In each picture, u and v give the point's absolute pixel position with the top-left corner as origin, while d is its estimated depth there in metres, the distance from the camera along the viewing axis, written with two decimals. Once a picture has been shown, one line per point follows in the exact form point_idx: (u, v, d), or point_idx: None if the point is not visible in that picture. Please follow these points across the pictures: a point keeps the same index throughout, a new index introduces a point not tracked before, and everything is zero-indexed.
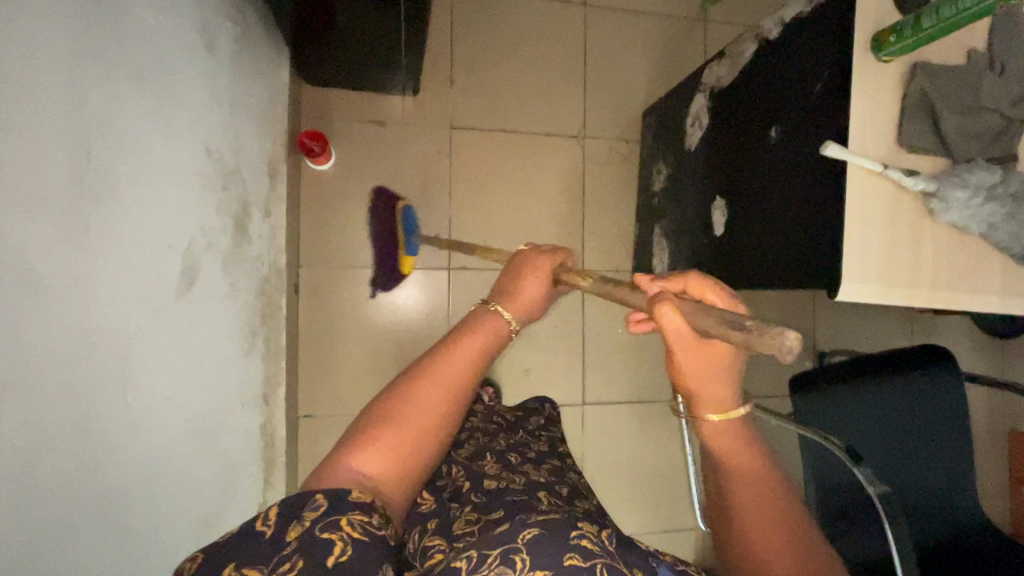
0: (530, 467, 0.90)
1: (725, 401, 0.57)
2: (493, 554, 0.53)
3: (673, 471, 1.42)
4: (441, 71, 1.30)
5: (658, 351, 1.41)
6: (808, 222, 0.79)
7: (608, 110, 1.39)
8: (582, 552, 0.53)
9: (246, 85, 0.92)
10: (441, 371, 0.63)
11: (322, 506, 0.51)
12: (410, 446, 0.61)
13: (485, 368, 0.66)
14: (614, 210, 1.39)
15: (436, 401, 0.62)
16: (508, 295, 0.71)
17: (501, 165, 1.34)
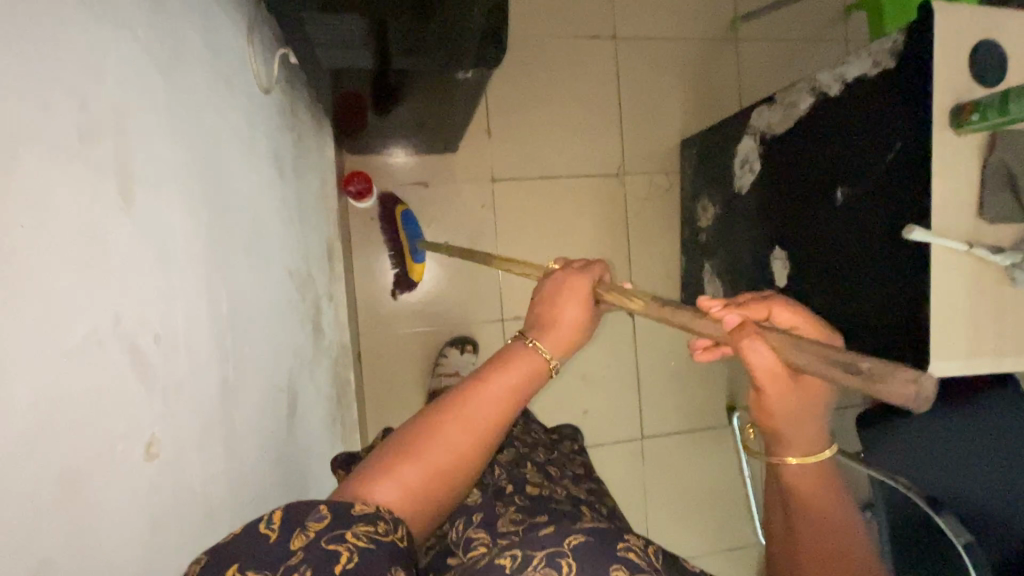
0: (573, 477, 0.82)
1: (812, 439, 0.49)
2: (538, 555, 0.47)
3: (733, 493, 1.46)
4: (478, 124, 1.30)
5: (711, 379, 1.43)
6: (885, 291, 0.79)
7: (646, 143, 1.38)
8: (630, 566, 0.46)
9: (306, 183, 0.93)
10: (473, 398, 0.50)
11: (327, 518, 0.42)
12: (431, 483, 0.47)
13: (520, 408, 0.53)
14: (659, 244, 1.39)
15: (460, 435, 0.49)
16: (548, 322, 0.57)
17: (545, 211, 1.34)
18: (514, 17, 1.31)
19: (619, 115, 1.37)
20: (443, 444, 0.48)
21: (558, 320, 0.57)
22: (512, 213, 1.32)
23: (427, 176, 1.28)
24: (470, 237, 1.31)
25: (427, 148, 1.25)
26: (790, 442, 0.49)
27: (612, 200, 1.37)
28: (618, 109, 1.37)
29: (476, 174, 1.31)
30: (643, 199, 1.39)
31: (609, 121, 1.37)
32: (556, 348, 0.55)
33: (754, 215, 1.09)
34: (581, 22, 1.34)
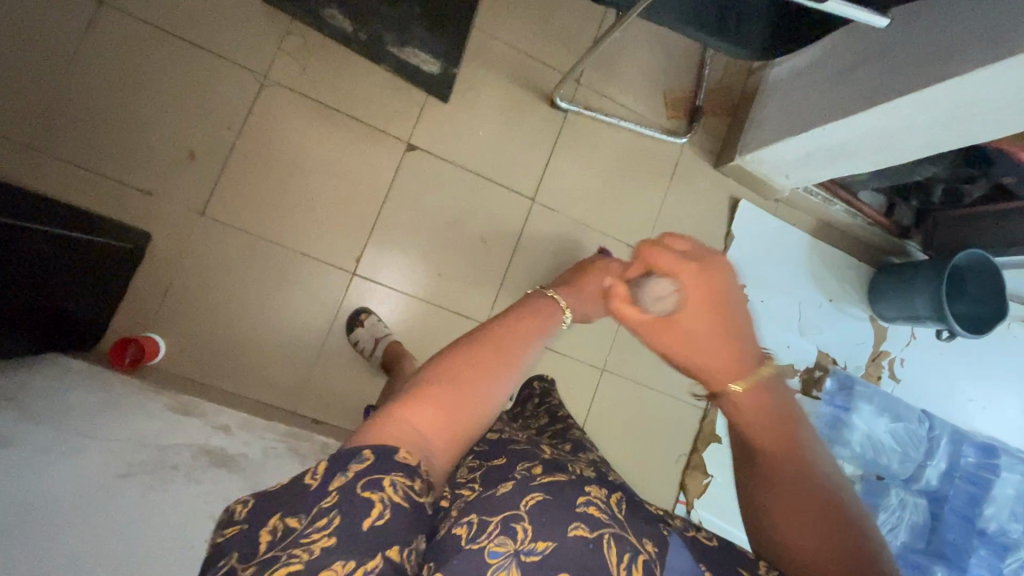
0: (532, 431, 0.87)
1: (731, 366, 0.61)
2: (494, 522, 0.54)
3: (630, 142, 1.45)
4: (131, 197, 1.15)
5: (519, 105, 1.36)
6: None
7: (243, 35, 1.21)
8: (586, 525, 0.54)
9: (66, 405, 0.85)
10: (509, 343, 0.62)
11: (368, 459, 0.50)
12: (464, 416, 0.56)
13: (541, 356, 0.65)
14: (358, 81, 1.26)
15: (497, 373, 0.60)
16: (577, 287, 0.78)
17: (266, 176, 1.22)
18: (16, 99, 1.10)
19: (194, 46, 1.18)
20: (486, 385, 0.58)
21: (583, 287, 0.79)
22: (251, 212, 1.21)
23: (167, 277, 1.16)
24: (253, 265, 1.21)
25: (131, 263, 1.12)
26: (716, 370, 0.62)
27: (289, 103, 1.23)
28: (188, 43, 1.18)
29: (190, 227, 1.18)
30: (303, 71, 1.23)
31: (198, 63, 1.19)
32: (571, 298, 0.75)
33: None
34: (62, 28, 1.12)
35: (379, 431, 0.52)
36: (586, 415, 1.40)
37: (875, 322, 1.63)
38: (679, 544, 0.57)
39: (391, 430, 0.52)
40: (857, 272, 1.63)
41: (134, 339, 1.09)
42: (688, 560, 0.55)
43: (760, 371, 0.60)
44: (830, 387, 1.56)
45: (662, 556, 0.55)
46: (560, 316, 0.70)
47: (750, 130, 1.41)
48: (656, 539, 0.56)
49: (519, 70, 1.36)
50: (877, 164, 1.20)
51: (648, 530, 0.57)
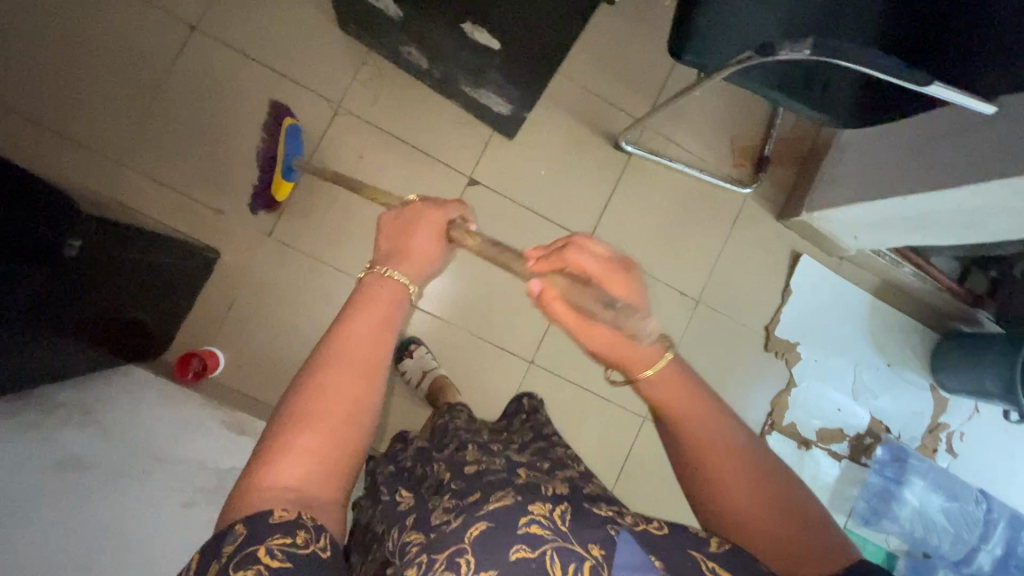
0: (512, 454, 0.83)
1: (648, 353, 0.67)
2: (439, 560, 0.54)
3: (691, 189, 1.42)
4: (205, 214, 1.20)
5: (582, 146, 1.36)
6: None
7: (323, 64, 1.24)
8: (528, 542, 0.53)
9: (140, 417, 0.90)
10: (349, 351, 0.59)
11: (241, 535, 0.49)
12: (329, 440, 0.56)
13: (392, 340, 0.63)
14: (428, 115, 1.28)
15: (349, 382, 0.58)
16: (408, 251, 0.70)
17: (332, 202, 1.25)
18: (109, 116, 1.16)
19: (275, 72, 1.22)
20: (336, 400, 0.57)
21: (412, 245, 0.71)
22: (314, 236, 1.24)
23: (232, 293, 1.21)
24: (313, 288, 1.24)
25: (199, 278, 1.17)
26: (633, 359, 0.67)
27: (360, 133, 1.26)
28: (269, 70, 1.22)
29: (256, 246, 1.22)
30: (374, 102, 1.26)
31: (276, 90, 1.22)
32: (411, 274, 0.69)
33: (422, 19, 0.97)
34: (156, 51, 1.18)
35: (244, 504, 0.52)
36: (623, 461, 1.39)
37: (935, 392, 1.55)
38: (627, 539, 0.56)
39: (254, 495, 0.52)
40: (921, 338, 1.55)
41: (197, 354, 1.14)
42: (636, 555, 0.54)
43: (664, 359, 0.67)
44: (880, 456, 1.49)
45: (609, 559, 0.53)
46: (404, 302, 0.67)
47: (820, 187, 1.36)
48: (606, 542, 0.55)
49: (585, 112, 1.35)
50: (958, 237, 1.15)
51: (596, 536, 0.55)
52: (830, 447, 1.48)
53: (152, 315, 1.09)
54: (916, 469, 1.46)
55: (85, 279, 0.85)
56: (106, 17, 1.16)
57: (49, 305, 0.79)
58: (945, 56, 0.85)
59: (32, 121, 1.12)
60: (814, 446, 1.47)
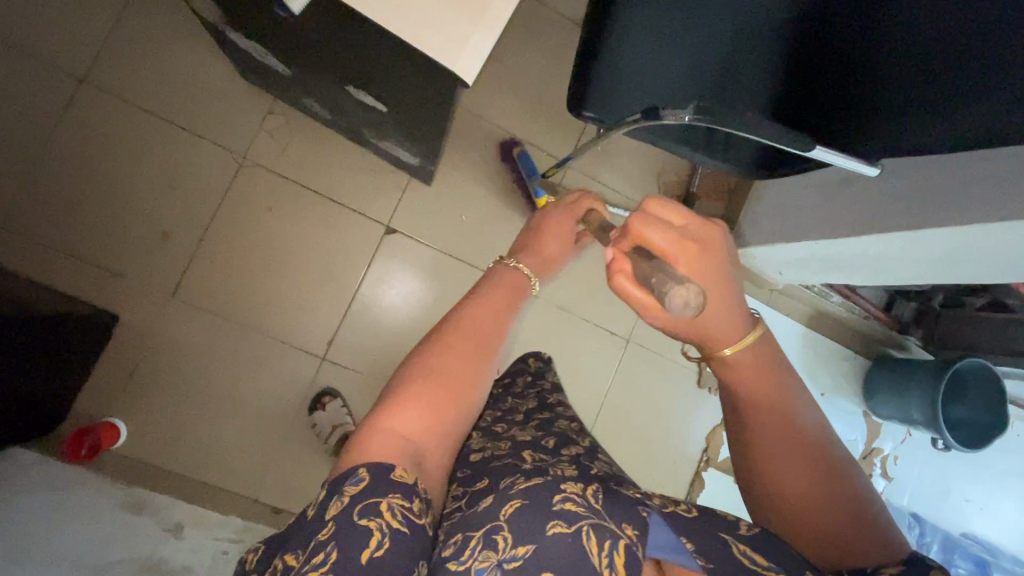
0: (518, 431, 0.78)
1: (733, 330, 0.58)
2: (474, 537, 0.51)
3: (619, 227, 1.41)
4: (101, 277, 1.14)
5: (504, 190, 1.33)
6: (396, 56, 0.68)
7: (226, 115, 1.19)
8: (566, 518, 0.50)
9: (14, 506, 0.84)
10: (479, 325, 0.65)
11: (362, 480, 0.52)
12: (445, 409, 0.59)
13: (515, 318, 0.69)
14: (340, 164, 1.24)
15: (471, 353, 0.63)
16: (535, 248, 0.78)
17: (240, 258, 1.20)
18: None
19: (173, 124, 1.17)
20: (458, 370, 0.61)
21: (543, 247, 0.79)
22: (224, 294, 1.19)
23: (134, 358, 1.15)
24: (221, 349, 1.19)
25: (98, 345, 1.11)
26: (714, 336, 0.58)
27: (268, 185, 1.21)
28: (169, 123, 1.16)
29: (162, 308, 1.16)
30: (283, 152, 1.21)
31: (178, 143, 1.17)
32: (535, 268, 0.76)
33: (312, 79, 0.93)
34: (42, 108, 1.11)
35: (368, 449, 0.54)
36: None
37: (869, 417, 1.57)
38: (659, 523, 0.51)
39: (384, 441, 0.55)
40: (853, 365, 1.57)
41: (93, 428, 1.08)
42: (666, 536, 0.50)
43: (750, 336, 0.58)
44: None
45: (643, 537, 0.50)
46: (524, 292, 0.73)
47: (745, 224, 1.35)
48: (638, 524, 0.51)
49: (507, 154, 1.33)
50: (872, 280, 1.16)
51: (629, 514, 0.51)
52: None
53: (46, 392, 1.02)
54: None
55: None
56: None
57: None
58: (830, 125, 0.86)
59: None
60: None
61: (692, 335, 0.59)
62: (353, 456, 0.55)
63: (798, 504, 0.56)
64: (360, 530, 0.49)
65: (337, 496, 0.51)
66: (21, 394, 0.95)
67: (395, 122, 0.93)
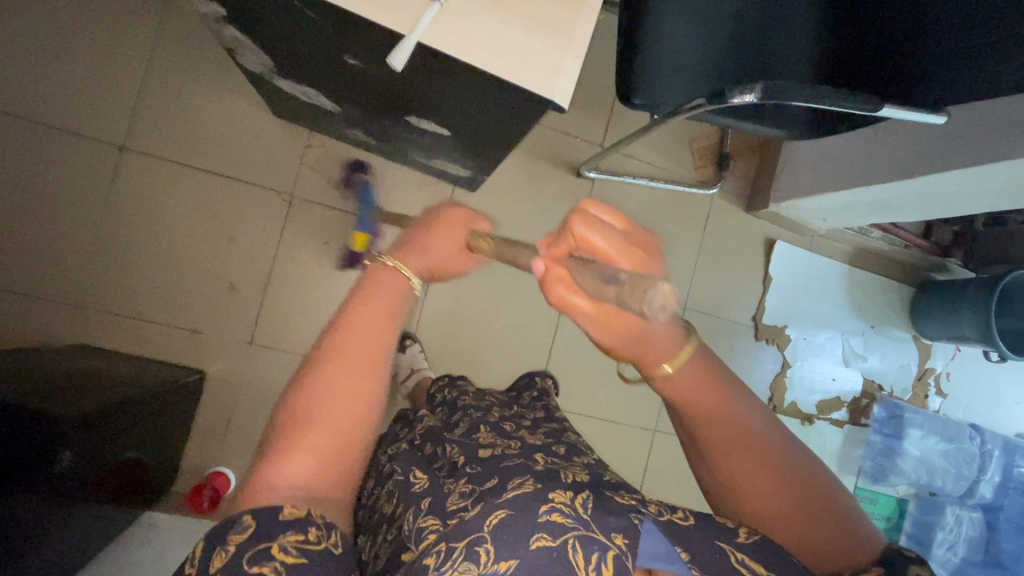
0: (528, 434, 0.95)
1: (674, 342, 0.58)
2: (459, 548, 0.54)
3: (661, 201, 1.42)
4: (180, 337, 1.16)
5: (546, 184, 1.34)
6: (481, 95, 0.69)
7: (268, 157, 1.19)
8: (550, 531, 0.53)
9: None
10: (355, 344, 0.60)
11: (247, 528, 0.51)
12: (333, 443, 0.57)
13: (396, 327, 0.63)
14: (385, 186, 1.25)
15: (351, 381, 0.59)
16: (425, 249, 0.67)
17: (307, 296, 1.22)
18: (55, 259, 1.10)
19: (219, 175, 1.17)
20: (337, 403, 0.57)
21: (433, 245, 0.67)
22: (299, 333, 1.22)
23: (228, 409, 1.18)
24: None
25: (195, 403, 1.14)
26: (650, 357, 0.58)
27: (320, 220, 1.22)
28: (213, 175, 1.17)
29: (245, 357, 1.19)
30: (328, 185, 1.22)
31: (226, 195, 1.17)
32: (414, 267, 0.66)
33: (364, 114, 0.94)
34: (88, 182, 1.12)
35: (253, 493, 0.54)
36: (643, 475, 1.42)
37: (919, 342, 1.62)
38: (653, 529, 0.55)
39: (263, 491, 0.54)
40: (897, 294, 1.61)
41: (208, 481, 1.11)
42: (661, 544, 0.53)
43: (688, 349, 0.59)
44: (880, 415, 1.57)
45: (635, 546, 0.53)
46: (404, 295, 0.65)
47: (782, 176, 1.38)
48: (630, 531, 0.54)
49: (542, 147, 1.33)
50: (919, 215, 1.20)
51: (619, 524, 0.55)
52: (831, 417, 1.55)
53: (159, 457, 1.06)
54: (912, 423, 1.54)
55: (90, 462, 0.82)
56: (25, 160, 1.09)
57: (45, 515, 0.76)
58: (887, 79, 0.89)
59: None
60: (816, 419, 1.54)
61: (629, 352, 0.58)
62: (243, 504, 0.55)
63: (768, 504, 0.59)
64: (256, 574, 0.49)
65: (224, 540, 0.52)
66: (139, 464, 0.99)
67: (454, 143, 0.94)
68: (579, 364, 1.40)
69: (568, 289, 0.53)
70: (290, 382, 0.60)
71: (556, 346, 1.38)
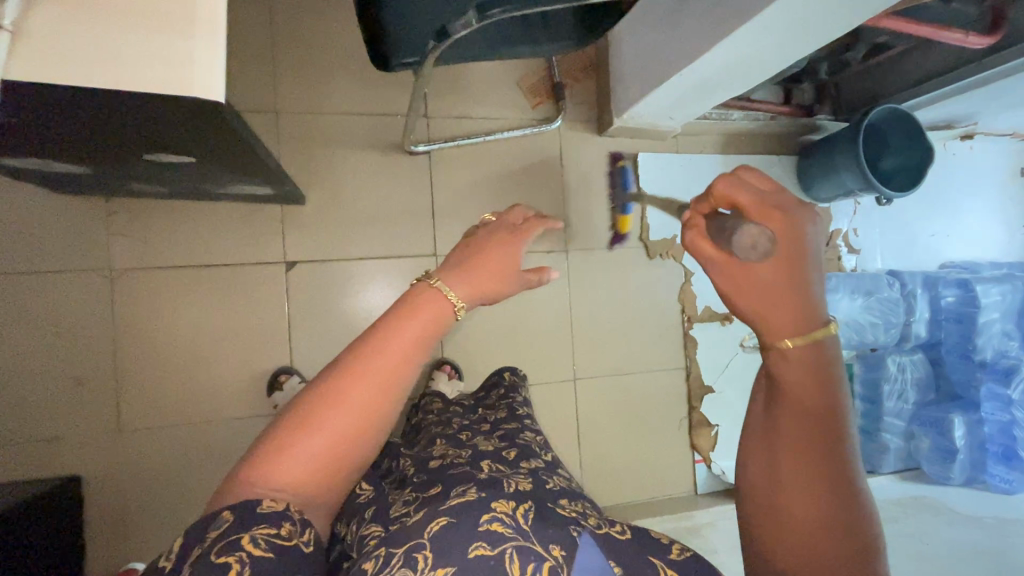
0: (483, 442, 0.93)
1: (813, 317, 0.50)
2: (396, 558, 0.53)
3: (506, 151, 1.35)
4: (38, 451, 1.09)
5: (378, 173, 1.27)
6: (151, 113, 0.62)
7: (66, 239, 1.11)
8: (488, 541, 0.54)
9: None
10: (380, 356, 0.61)
11: (229, 520, 0.52)
12: (333, 448, 0.60)
13: (424, 350, 0.64)
14: (206, 229, 1.17)
15: (366, 393, 0.61)
16: (472, 267, 0.68)
17: (163, 365, 1.15)
18: None
19: (17, 274, 1.08)
20: (346, 413, 0.60)
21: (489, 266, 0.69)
22: (168, 405, 1.15)
23: (119, 504, 1.12)
24: (195, 454, 1.16)
25: (76, 510, 1.07)
26: (773, 319, 0.50)
27: (148, 284, 1.15)
28: (10, 275, 1.08)
29: (118, 446, 1.13)
30: (146, 247, 1.15)
31: (35, 291, 1.09)
32: (467, 292, 0.66)
33: (110, 166, 0.86)
34: None
35: (247, 481, 0.57)
36: (579, 427, 1.39)
37: (817, 208, 1.58)
38: (588, 543, 0.59)
39: (251, 484, 0.56)
40: (781, 168, 1.57)
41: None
42: (597, 561, 0.57)
43: (825, 330, 0.50)
44: None
45: (571, 559, 0.56)
46: (446, 322, 0.65)
47: (616, 87, 1.33)
48: (566, 545, 0.58)
49: (362, 138, 1.26)
50: (750, 82, 1.14)
51: (556, 538, 0.58)
52: None
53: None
54: (832, 289, 1.52)
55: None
56: None
57: None
58: None
59: None
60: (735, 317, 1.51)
61: (749, 311, 0.51)
62: (228, 491, 0.57)
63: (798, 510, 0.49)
64: (218, 566, 0.47)
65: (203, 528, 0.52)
66: None
67: (215, 166, 0.87)
68: (477, 340, 1.35)
69: (700, 233, 0.55)
70: (311, 384, 0.62)
71: (447, 331, 1.33)
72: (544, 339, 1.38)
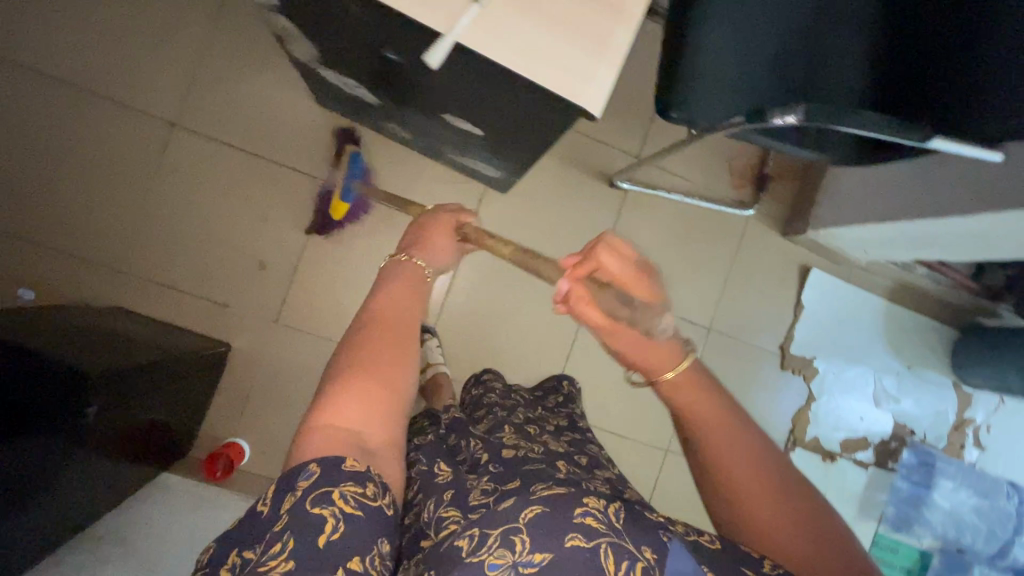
0: (552, 442, 0.89)
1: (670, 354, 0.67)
2: (491, 536, 0.51)
3: (693, 217, 1.39)
4: (207, 310, 1.20)
5: (576, 192, 1.33)
6: (511, 99, 0.69)
7: (307, 144, 1.23)
8: (585, 534, 0.49)
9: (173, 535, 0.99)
10: (385, 312, 0.64)
11: (312, 474, 0.50)
12: (377, 403, 0.57)
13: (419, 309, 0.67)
14: (416, 181, 1.27)
15: (383, 344, 0.61)
16: (429, 247, 0.77)
17: (331, 280, 1.25)
18: (98, 221, 1.17)
19: (258, 157, 1.21)
20: (376, 365, 0.59)
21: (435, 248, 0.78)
22: (321, 317, 1.25)
23: (247, 383, 1.22)
24: (323, 368, 1.25)
25: (216, 375, 1.17)
26: (655, 365, 0.67)
27: (351, 207, 1.25)
28: (253, 156, 1.21)
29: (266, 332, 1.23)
30: (362, 175, 1.25)
31: (264, 176, 1.22)
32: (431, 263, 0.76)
33: (402, 109, 0.96)
34: (139, 153, 1.18)
35: (311, 443, 0.53)
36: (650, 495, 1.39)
37: (959, 389, 1.53)
38: (679, 548, 0.52)
39: (324, 439, 0.53)
40: (937, 336, 1.53)
41: (221, 451, 1.16)
42: (689, 562, 0.51)
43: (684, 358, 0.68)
44: (909, 460, 1.48)
45: (663, 561, 0.50)
46: (421, 285, 0.72)
47: (822, 204, 1.34)
48: (658, 546, 0.51)
49: (576, 154, 1.33)
50: (960, 254, 1.15)
51: (649, 538, 0.52)
52: (854, 456, 1.48)
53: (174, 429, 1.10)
54: (944, 472, 1.47)
55: (108, 423, 0.84)
56: (79, 129, 1.16)
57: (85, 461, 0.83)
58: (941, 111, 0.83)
59: (32, 242, 1.14)
60: (839, 458, 1.47)
61: (638, 362, 0.68)
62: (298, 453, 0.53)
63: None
64: (315, 517, 0.48)
65: (288, 486, 0.51)
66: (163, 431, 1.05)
67: (485, 143, 0.95)
68: (594, 375, 1.38)
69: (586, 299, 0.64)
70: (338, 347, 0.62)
71: (572, 355, 1.37)
72: (654, 398, 1.40)
